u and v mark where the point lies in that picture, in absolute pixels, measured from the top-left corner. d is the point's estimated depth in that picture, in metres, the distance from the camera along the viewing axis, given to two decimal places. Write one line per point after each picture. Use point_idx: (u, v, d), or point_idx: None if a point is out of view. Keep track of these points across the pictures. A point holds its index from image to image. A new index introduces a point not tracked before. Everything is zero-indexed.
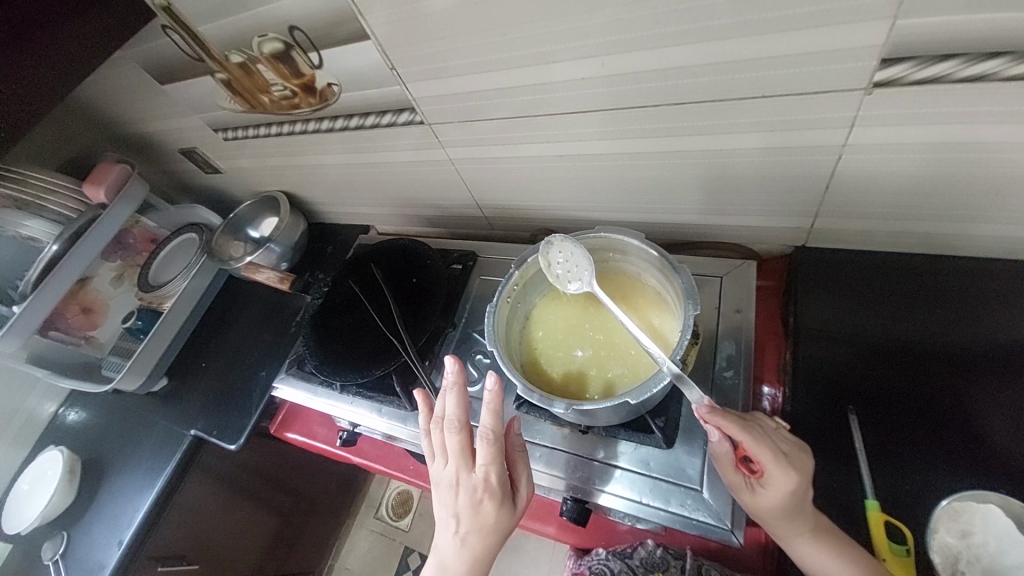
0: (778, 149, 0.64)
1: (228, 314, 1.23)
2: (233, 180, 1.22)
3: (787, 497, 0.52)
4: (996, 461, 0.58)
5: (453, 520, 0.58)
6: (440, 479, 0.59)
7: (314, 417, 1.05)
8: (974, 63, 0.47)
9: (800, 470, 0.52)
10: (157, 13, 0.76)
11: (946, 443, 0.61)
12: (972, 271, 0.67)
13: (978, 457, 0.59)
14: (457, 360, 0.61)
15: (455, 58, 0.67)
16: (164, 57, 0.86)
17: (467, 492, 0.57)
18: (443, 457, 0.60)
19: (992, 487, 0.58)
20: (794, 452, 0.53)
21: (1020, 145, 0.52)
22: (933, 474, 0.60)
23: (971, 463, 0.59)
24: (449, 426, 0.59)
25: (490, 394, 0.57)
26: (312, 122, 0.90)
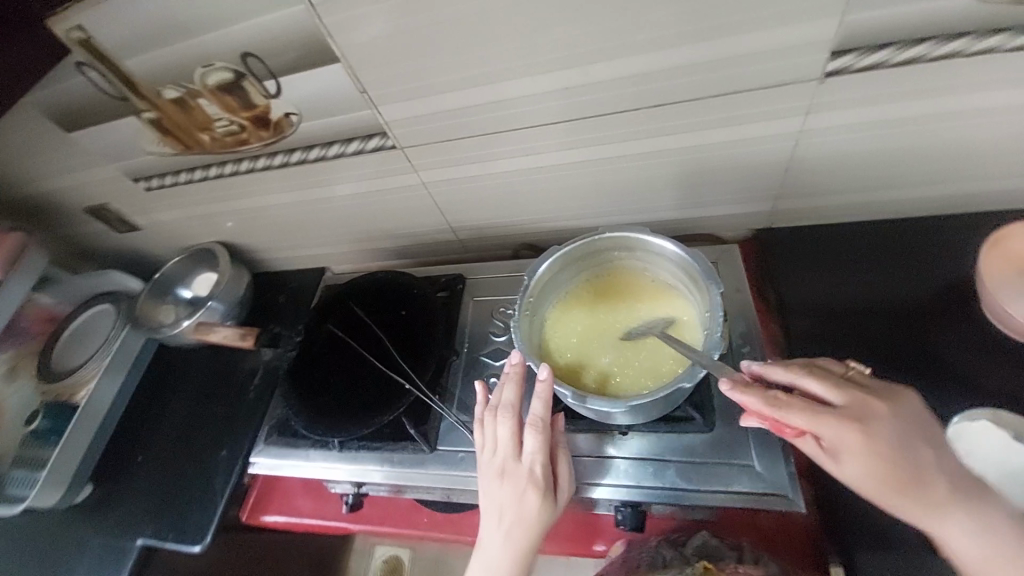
0: (747, 139, 0.70)
1: (163, 390, 1.03)
2: (156, 237, 1.08)
3: (861, 455, 0.49)
4: (981, 385, 0.65)
5: (495, 513, 0.57)
6: (485, 469, 0.60)
7: (293, 489, 0.91)
8: (902, 50, 0.56)
9: (857, 422, 0.49)
10: (72, 48, 0.68)
11: (940, 378, 0.67)
12: (908, 230, 0.78)
13: (970, 383, 0.66)
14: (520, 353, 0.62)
15: (433, 76, 0.66)
16: (75, 98, 0.75)
17: (512, 481, 0.58)
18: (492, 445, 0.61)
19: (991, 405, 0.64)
20: (845, 403, 0.51)
21: (938, 116, 0.62)
22: (941, 407, 0.65)
23: (968, 390, 0.65)
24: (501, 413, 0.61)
25: (545, 385, 0.59)
26: (262, 158, 0.82)
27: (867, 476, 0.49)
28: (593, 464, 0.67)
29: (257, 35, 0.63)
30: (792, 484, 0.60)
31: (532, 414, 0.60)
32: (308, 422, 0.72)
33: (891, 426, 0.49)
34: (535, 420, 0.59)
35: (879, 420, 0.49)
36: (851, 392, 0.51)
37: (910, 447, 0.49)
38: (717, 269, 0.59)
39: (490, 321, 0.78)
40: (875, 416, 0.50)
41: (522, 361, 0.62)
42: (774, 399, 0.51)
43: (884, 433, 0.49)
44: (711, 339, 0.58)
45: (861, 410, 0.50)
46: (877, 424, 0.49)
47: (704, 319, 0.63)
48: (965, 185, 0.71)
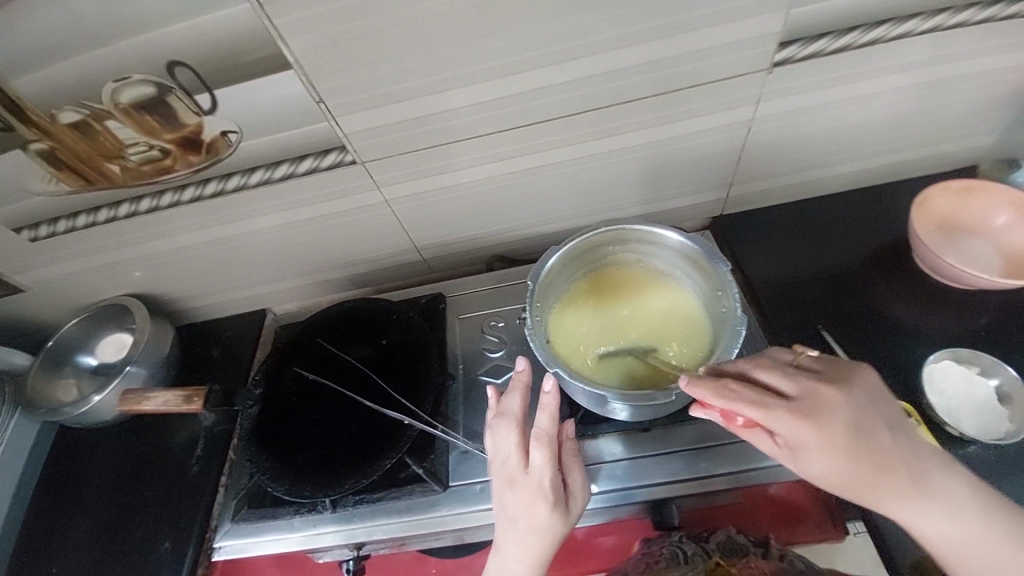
0: (708, 130, 0.74)
1: (68, 486, 0.82)
2: (42, 299, 0.88)
3: (820, 448, 0.48)
4: (932, 330, 0.74)
5: (507, 520, 0.54)
6: (494, 476, 0.55)
7: (266, 568, 0.76)
8: (837, 38, 0.65)
9: (812, 416, 0.48)
10: None
11: (900, 330, 0.75)
12: (839, 203, 0.88)
13: (925, 332, 0.74)
14: (527, 361, 0.59)
15: (398, 81, 0.61)
16: None
17: (519, 494, 0.53)
18: (498, 457, 0.55)
19: (944, 344, 0.73)
20: (802, 396, 0.49)
21: (854, 98, 0.72)
22: (908, 354, 0.72)
23: (926, 337, 0.74)
24: (503, 425, 0.56)
25: (551, 397, 0.54)
26: (190, 188, 0.71)
27: (828, 469, 0.48)
28: (611, 470, 0.66)
29: (191, 39, 0.56)
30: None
31: (538, 426, 0.54)
32: (290, 486, 0.63)
33: (845, 416, 0.48)
34: (541, 432, 0.54)
35: (835, 411, 0.48)
36: (805, 384, 0.50)
37: (868, 435, 0.48)
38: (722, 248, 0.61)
39: (482, 337, 0.75)
40: (830, 407, 0.49)
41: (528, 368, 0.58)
42: (734, 399, 0.50)
43: (838, 423, 0.48)
44: (732, 315, 0.60)
45: (815, 404, 0.49)
46: (832, 415, 0.48)
47: (712, 300, 0.64)
48: (879, 159, 0.83)
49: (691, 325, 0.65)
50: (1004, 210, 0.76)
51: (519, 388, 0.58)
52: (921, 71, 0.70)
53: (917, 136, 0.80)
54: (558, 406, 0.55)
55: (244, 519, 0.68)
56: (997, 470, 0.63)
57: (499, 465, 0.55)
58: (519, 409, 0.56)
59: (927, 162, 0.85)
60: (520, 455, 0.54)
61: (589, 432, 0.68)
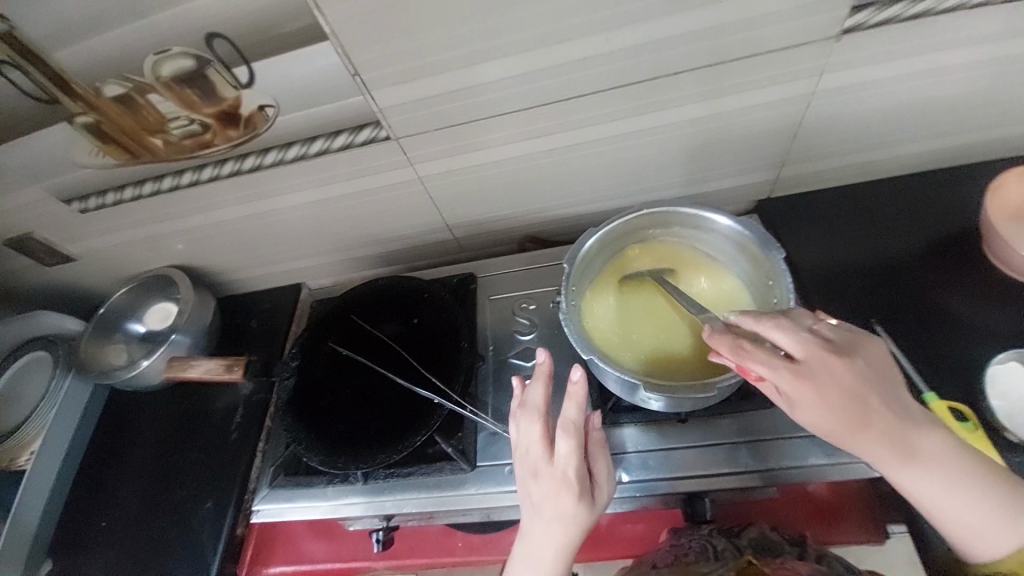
0: (761, 105, 0.68)
1: (122, 444, 0.88)
2: (94, 268, 0.92)
3: (815, 408, 0.47)
4: (1002, 329, 0.68)
5: (531, 509, 0.54)
6: (519, 467, 0.56)
7: (302, 531, 0.80)
8: (918, 2, 0.58)
9: (813, 379, 0.47)
10: None
11: (964, 327, 0.69)
12: (901, 188, 0.81)
13: (994, 330, 0.68)
14: (547, 353, 0.58)
15: (434, 53, 0.59)
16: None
17: (544, 483, 0.53)
18: (521, 448, 0.56)
19: (1016, 344, 0.67)
20: (807, 357, 0.48)
21: (930, 71, 0.65)
22: (972, 353, 0.67)
23: (996, 336, 0.68)
24: (527, 416, 0.55)
25: (578, 386, 0.53)
26: (228, 162, 0.72)
27: (818, 427, 0.48)
28: (643, 460, 0.65)
29: (228, 10, 0.55)
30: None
31: (564, 416, 0.54)
32: (324, 456, 0.65)
33: (843, 380, 0.47)
34: (567, 422, 0.53)
35: (836, 376, 0.47)
36: (815, 348, 0.48)
37: (867, 400, 0.47)
38: (776, 235, 0.58)
39: (513, 319, 0.74)
40: (830, 370, 0.47)
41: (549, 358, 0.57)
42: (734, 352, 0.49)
43: (835, 387, 0.47)
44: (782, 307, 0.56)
45: (817, 364, 0.47)
46: (832, 379, 0.47)
47: (762, 290, 0.61)
48: (952, 139, 0.76)
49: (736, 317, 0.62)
50: None
51: (541, 377, 0.57)
52: (1014, 40, 0.62)
53: (998, 115, 0.72)
54: (586, 396, 0.54)
55: (280, 486, 0.71)
56: None
57: (522, 455, 0.55)
58: (542, 401, 0.56)
59: (1007, 143, 0.77)
60: (544, 445, 0.54)
61: (620, 420, 0.66)
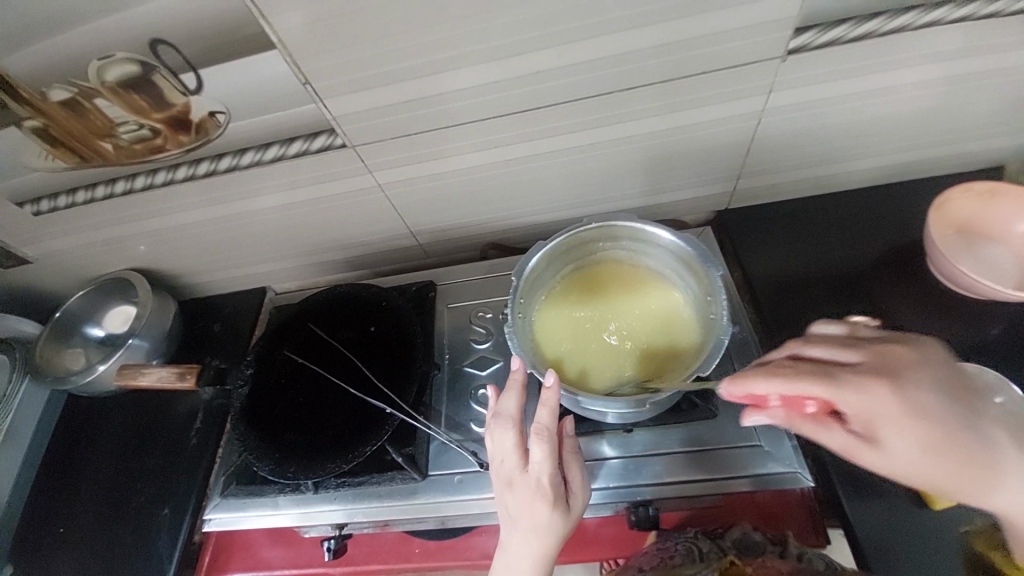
0: (715, 120, 0.70)
1: (79, 449, 0.87)
2: (51, 270, 0.91)
3: (902, 412, 0.46)
4: (941, 341, 0.70)
5: (511, 519, 0.54)
6: (497, 477, 0.55)
7: (259, 539, 0.79)
8: (859, 24, 0.59)
9: (887, 377, 0.47)
10: None
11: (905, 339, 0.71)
12: (851, 202, 0.83)
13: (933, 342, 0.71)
14: (522, 359, 0.57)
15: (386, 63, 0.59)
16: None
17: (521, 492, 0.53)
18: (497, 457, 0.55)
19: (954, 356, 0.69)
20: (865, 364, 0.48)
21: (875, 91, 0.67)
22: None
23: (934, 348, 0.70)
24: (501, 425, 0.55)
25: (552, 393, 0.54)
26: (183, 167, 0.71)
27: (914, 437, 0.46)
28: (593, 469, 0.66)
29: (175, 16, 0.54)
30: (799, 457, 0.63)
31: (537, 422, 0.53)
32: (274, 466, 0.65)
33: (915, 380, 0.47)
34: (541, 429, 0.53)
35: (907, 371, 0.47)
36: (866, 351, 0.49)
37: (941, 397, 0.47)
38: (713, 250, 0.59)
39: (470, 328, 0.76)
40: (897, 371, 0.48)
41: (524, 367, 0.57)
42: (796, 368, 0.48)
43: (911, 388, 0.46)
44: (718, 323, 0.58)
45: (884, 368, 0.47)
46: (907, 377, 0.47)
47: (703, 304, 0.63)
48: (901, 155, 0.78)
49: (678, 330, 0.63)
50: None
51: (515, 387, 0.57)
52: (952, 63, 0.64)
53: (942, 133, 0.74)
54: (559, 402, 0.54)
55: (230, 496, 0.71)
56: None
57: (498, 465, 0.55)
58: (515, 409, 0.55)
59: (953, 160, 0.80)
60: (519, 454, 0.54)
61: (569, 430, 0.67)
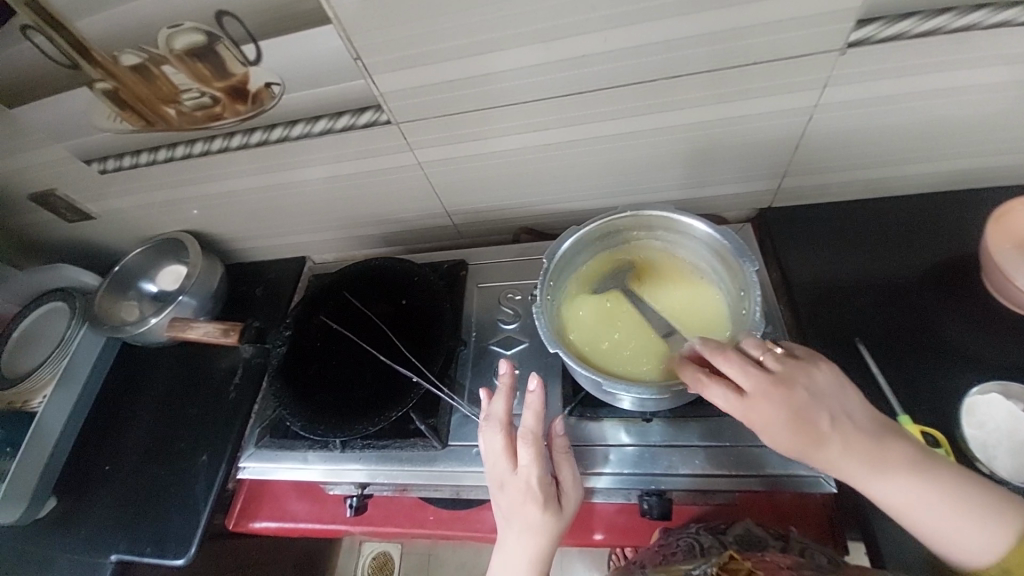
0: (763, 113, 0.68)
1: (129, 394, 0.94)
2: (113, 227, 0.97)
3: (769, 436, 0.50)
4: (988, 358, 0.67)
5: (502, 519, 0.57)
6: (490, 479, 0.59)
7: (285, 492, 0.84)
8: (926, 19, 0.56)
9: (764, 409, 0.49)
10: (17, 7, 0.60)
11: (948, 354, 0.68)
12: (902, 207, 0.80)
13: (979, 358, 0.67)
14: (509, 363, 0.62)
15: (434, 42, 0.60)
16: (25, 68, 0.68)
17: (509, 492, 0.56)
18: (489, 460, 0.59)
19: (1000, 375, 0.66)
20: (756, 390, 0.49)
21: (939, 92, 0.63)
22: (952, 379, 0.66)
23: (979, 365, 0.67)
24: (490, 429, 0.59)
25: (535, 396, 0.58)
26: (237, 135, 0.75)
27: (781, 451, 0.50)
28: (607, 454, 0.67)
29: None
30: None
31: (523, 426, 0.57)
32: (306, 423, 0.69)
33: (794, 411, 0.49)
34: (525, 431, 0.57)
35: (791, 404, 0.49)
36: (764, 380, 0.50)
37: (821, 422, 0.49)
38: (751, 244, 0.58)
39: (498, 309, 0.78)
40: (779, 403, 0.49)
41: (511, 372, 0.62)
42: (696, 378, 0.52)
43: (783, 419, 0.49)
44: (751, 318, 0.57)
45: (772, 399, 0.49)
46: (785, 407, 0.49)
47: (735, 298, 0.62)
48: (963, 161, 0.74)
49: (708, 321, 0.63)
50: None
51: (502, 392, 0.61)
52: None
53: (1014, 140, 0.70)
54: (542, 405, 0.58)
55: (263, 448, 0.76)
56: None
57: (490, 467, 0.59)
58: (503, 413, 0.60)
59: (1020, 170, 0.75)
60: (508, 456, 0.58)
61: (588, 413, 0.68)
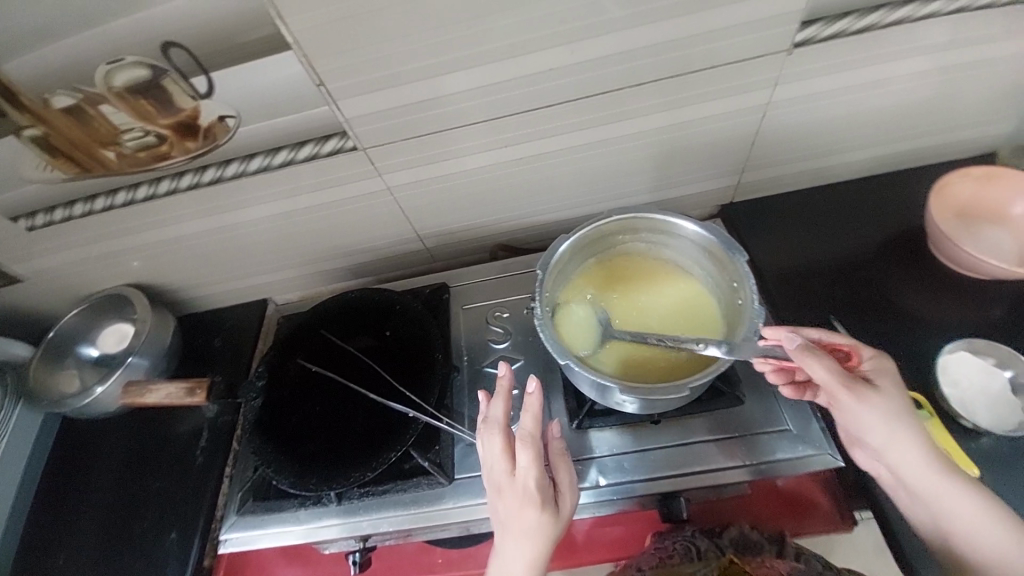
0: (721, 114, 0.71)
1: (76, 475, 0.82)
2: (42, 289, 0.87)
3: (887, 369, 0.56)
4: (949, 322, 0.73)
5: (500, 525, 0.54)
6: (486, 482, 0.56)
7: (272, 559, 0.76)
8: (861, 18, 0.62)
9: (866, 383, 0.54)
10: None
11: (914, 322, 0.73)
12: (850, 192, 0.86)
13: (942, 323, 0.73)
14: (509, 366, 0.60)
15: (400, 64, 0.59)
16: None
17: (507, 494, 0.54)
18: (485, 463, 0.56)
19: (962, 335, 0.71)
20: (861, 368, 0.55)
21: (871, 84, 0.70)
22: (924, 344, 0.71)
23: (943, 329, 0.72)
24: (488, 431, 0.56)
25: (534, 398, 0.56)
26: (187, 175, 0.69)
27: (901, 404, 0.54)
28: (619, 463, 0.65)
29: (190, 15, 0.54)
30: (827, 439, 0.63)
31: (522, 428, 0.55)
32: (295, 479, 0.63)
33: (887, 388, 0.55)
34: (524, 433, 0.55)
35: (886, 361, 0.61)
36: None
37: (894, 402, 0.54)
38: (736, 237, 0.60)
39: (487, 329, 0.76)
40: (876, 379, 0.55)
41: (510, 374, 0.59)
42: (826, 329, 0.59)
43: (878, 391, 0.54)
44: (748, 308, 0.59)
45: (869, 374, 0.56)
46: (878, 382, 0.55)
47: (727, 291, 0.64)
48: (898, 145, 0.81)
49: (703, 317, 0.66)
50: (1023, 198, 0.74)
51: (501, 394, 0.58)
52: (944, 53, 0.67)
53: (938, 121, 0.77)
54: (543, 408, 0.56)
55: (252, 510, 0.69)
56: (1014, 461, 0.62)
57: (487, 471, 0.56)
58: (502, 415, 0.57)
59: (945, 148, 0.83)
60: (506, 459, 0.55)
61: (598, 424, 0.67)
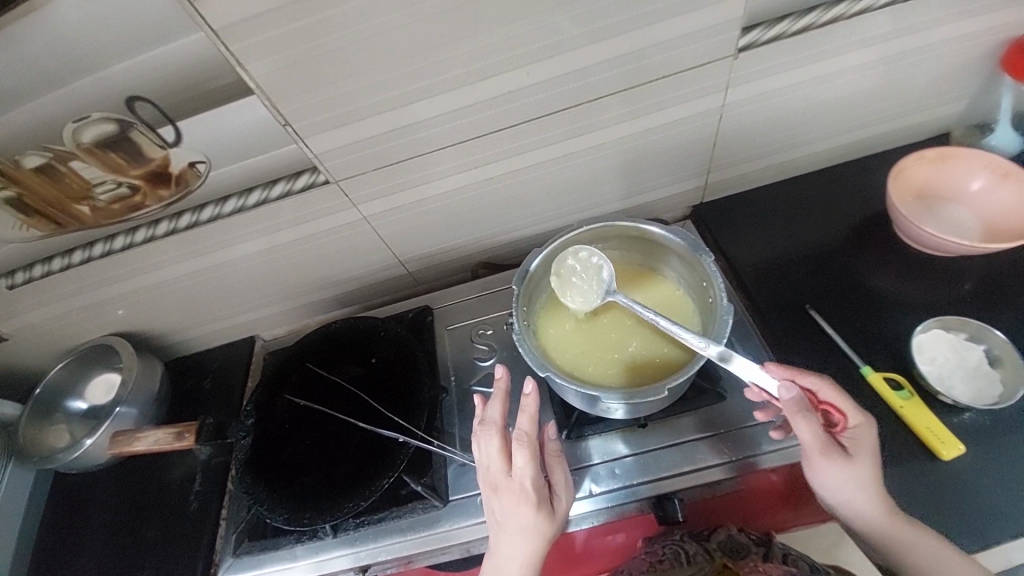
0: (681, 119, 0.73)
1: (70, 531, 0.81)
2: (26, 346, 0.87)
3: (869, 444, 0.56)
4: (920, 303, 0.74)
5: (496, 523, 0.55)
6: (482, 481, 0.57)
7: None
8: (798, 19, 0.66)
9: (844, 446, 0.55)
10: None
11: (887, 305, 0.75)
12: (814, 183, 0.88)
13: (913, 304, 0.74)
14: (505, 367, 0.59)
15: (362, 99, 0.61)
16: None
17: (505, 493, 0.54)
18: (481, 462, 0.56)
19: (934, 314, 0.73)
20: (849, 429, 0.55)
21: (818, 79, 0.72)
22: (897, 326, 0.73)
23: (916, 309, 0.74)
24: (485, 432, 0.56)
25: (530, 398, 0.56)
26: (163, 222, 0.71)
27: (873, 476, 0.55)
28: (612, 470, 0.66)
29: (153, 69, 0.56)
30: None
31: (518, 428, 0.55)
32: (289, 515, 0.63)
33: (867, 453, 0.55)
34: (520, 434, 0.55)
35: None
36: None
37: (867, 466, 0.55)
38: (701, 237, 0.63)
39: (472, 347, 0.77)
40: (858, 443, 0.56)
41: (507, 375, 0.59)
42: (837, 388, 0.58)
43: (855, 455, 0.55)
44: (719, 305, 0.61)
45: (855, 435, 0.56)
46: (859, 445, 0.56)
47: (700, 290, 0.66)
48: (854, 134, 0.84)
49: (679, 317, 0.67)
50: (979, 175, 0.77)
51: (497, 396, 0.58)
52: (884, 45, 0.70)
53: (889, 108, 0.80)
54: (539, 408, 0.56)
55: (251, 549, 0.69)
56: (995, 434, 0.63)
57: (483, 471, 0.56)
58: (499, 415, 0.57)
59: (901, 133, 0.86)
60: (503, 459, 0.55)
61: (588, 432, 0.67)
